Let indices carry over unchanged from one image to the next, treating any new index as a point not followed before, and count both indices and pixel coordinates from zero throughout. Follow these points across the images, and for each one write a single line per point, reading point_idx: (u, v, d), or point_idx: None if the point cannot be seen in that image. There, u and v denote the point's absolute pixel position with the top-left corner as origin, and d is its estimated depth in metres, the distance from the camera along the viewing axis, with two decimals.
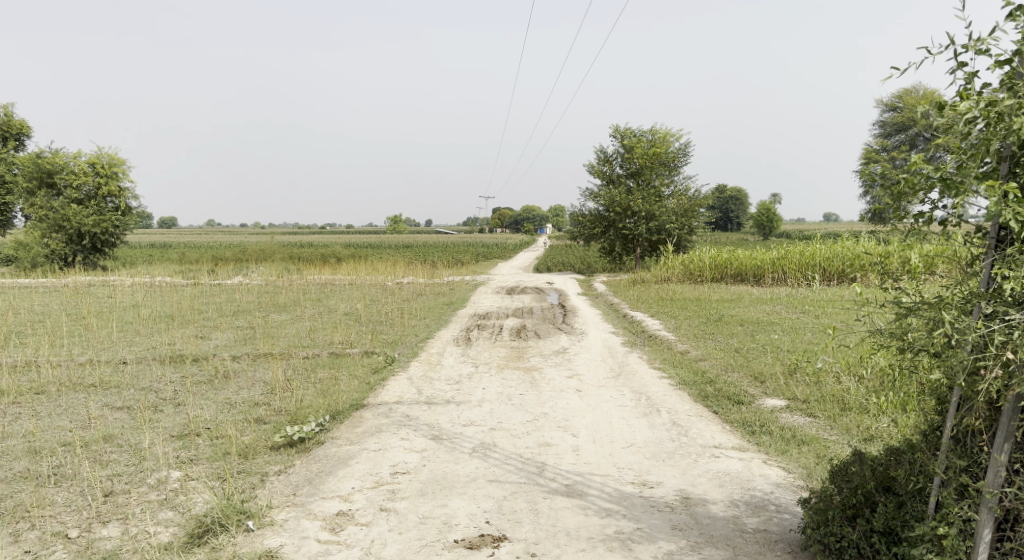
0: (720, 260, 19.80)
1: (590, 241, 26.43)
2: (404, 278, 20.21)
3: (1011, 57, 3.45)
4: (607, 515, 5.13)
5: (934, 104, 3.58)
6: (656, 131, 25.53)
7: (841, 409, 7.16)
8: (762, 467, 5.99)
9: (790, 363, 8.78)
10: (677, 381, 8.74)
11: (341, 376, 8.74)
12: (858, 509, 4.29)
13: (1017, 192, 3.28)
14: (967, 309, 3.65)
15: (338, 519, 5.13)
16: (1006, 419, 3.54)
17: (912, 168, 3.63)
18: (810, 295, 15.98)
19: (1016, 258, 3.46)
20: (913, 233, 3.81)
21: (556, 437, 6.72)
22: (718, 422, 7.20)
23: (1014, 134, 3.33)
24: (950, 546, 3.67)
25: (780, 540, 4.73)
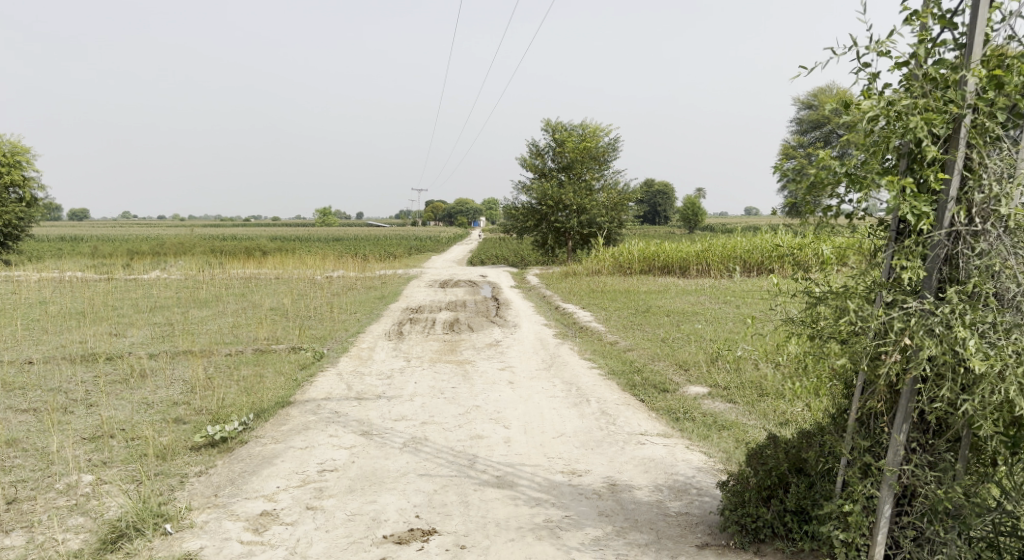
0: (648, 253, 20.25)
1: (522, 234, 26.56)
2: (333, 271, 19.82)
3: (909, 59, 3.64)
4: (536, 504, 5.19)
5: (840, 103, 3.76)
6: (586, 125, 25.91)
7: (758, 394, 7.48)
8: (685, 452, 6.19)
9: (712, 352, 9.10)
10: (606, 371, 8.93)
11: (266, 373, 8.52)
12: (773, 490, 4.47)
13: (913, 187, 3.48)
14: (871, 297, 3.85)
15: (261, 519, 5.01)
16: (905, 401, 3.71)
17: (818, 163, 3.82)
18: (732, 285, 16.58)
19: (914, 249, 3.65)
20: (822, 225, 3.99)
21: (488, 429, 6.75)
22: (645, 410, 7.39)
23: (911, 132, 3.51)
24: (855, 522, 3.87)
25: (701, 522, 4.89)
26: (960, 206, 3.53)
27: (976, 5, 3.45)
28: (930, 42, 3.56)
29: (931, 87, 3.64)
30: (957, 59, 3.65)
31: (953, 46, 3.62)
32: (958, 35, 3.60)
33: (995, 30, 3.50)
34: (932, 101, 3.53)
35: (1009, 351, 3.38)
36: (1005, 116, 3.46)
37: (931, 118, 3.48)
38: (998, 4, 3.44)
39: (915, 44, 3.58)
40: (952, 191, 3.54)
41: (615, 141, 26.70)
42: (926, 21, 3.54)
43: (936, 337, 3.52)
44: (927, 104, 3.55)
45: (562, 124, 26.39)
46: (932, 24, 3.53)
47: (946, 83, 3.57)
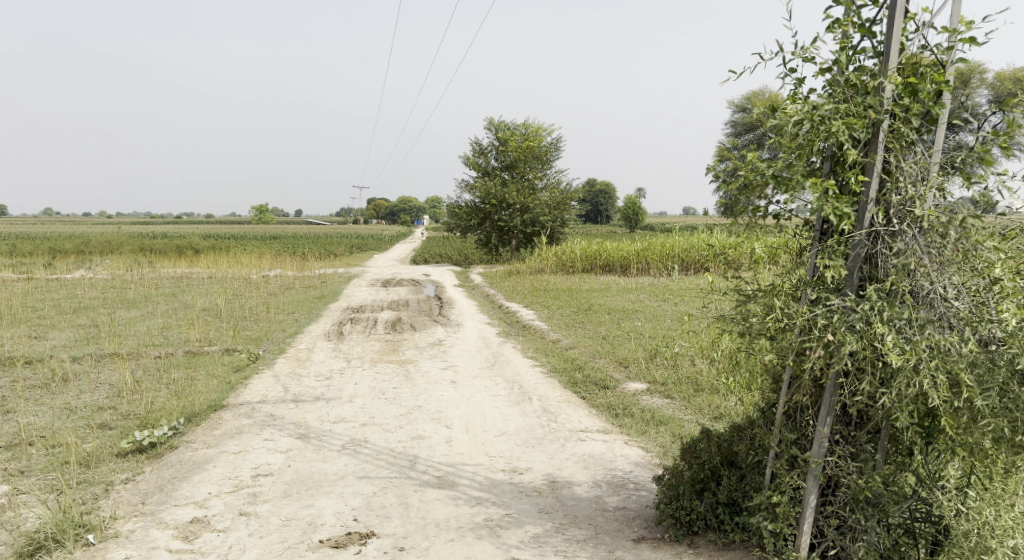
0: (590, 252, 20.50)
1: (465, 233, 26.48)
2: (270, 270, 19.34)
3: (831, 65, 3.77)
4: (477, 503, 5.18)
5: (768, 107, 3.88)
6: (528, 124, 26.08)
7: (694, 390, 7.68)
8: (623, 447, 6.29)
9: (651, 349, 9.28)
10: (548, 369, 8.99)
11: (198, 376, 8.24)
12: (706, 483, 4.58)
13: (834, 188, 3.61)
14: (797, 295, 3.98)
15: (192, 526, 4.85)
16: (829, 395, 3.84)
17: (746, 164, 3.94)
18: (671, 283, 16.96)
19: (836, 248, 3.80)
20: (752, 225, 4.10)
21: (429, 429, 6.71)
22: (585, 407, 7.47)
23: (833, 136, 3.65)
24: (782, 513, 4.00)
25: (637, 516, 4.97)
26: (879, 208, 3.67)
27: (892, 15, 3.61)
28: (851, 50, 3.71)
29: (852, 93, 3.78)
30: (876, 67, 3.80)
31: (872, 54, 3.76)
32: (877, 43, 3.75)
33: (910, 39, 3.67)
34: (853, 106, 3.67)
35: (923, 346, 3.51)
36: (919, 122, 3.63)
37: (852, 123, 3.62)
38: (912, 15, 3.60)
39: (837, 51, 3.72)
40: (872, 193, 3.68)
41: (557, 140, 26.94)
42: (846, 29, 3.68)
43: (856, 333, 3.66)
44: (848, 109, 3.69)
45: (504, 123, 26.47)
46: (853, 32, 3.67)
47: (866, 90, 3.72)
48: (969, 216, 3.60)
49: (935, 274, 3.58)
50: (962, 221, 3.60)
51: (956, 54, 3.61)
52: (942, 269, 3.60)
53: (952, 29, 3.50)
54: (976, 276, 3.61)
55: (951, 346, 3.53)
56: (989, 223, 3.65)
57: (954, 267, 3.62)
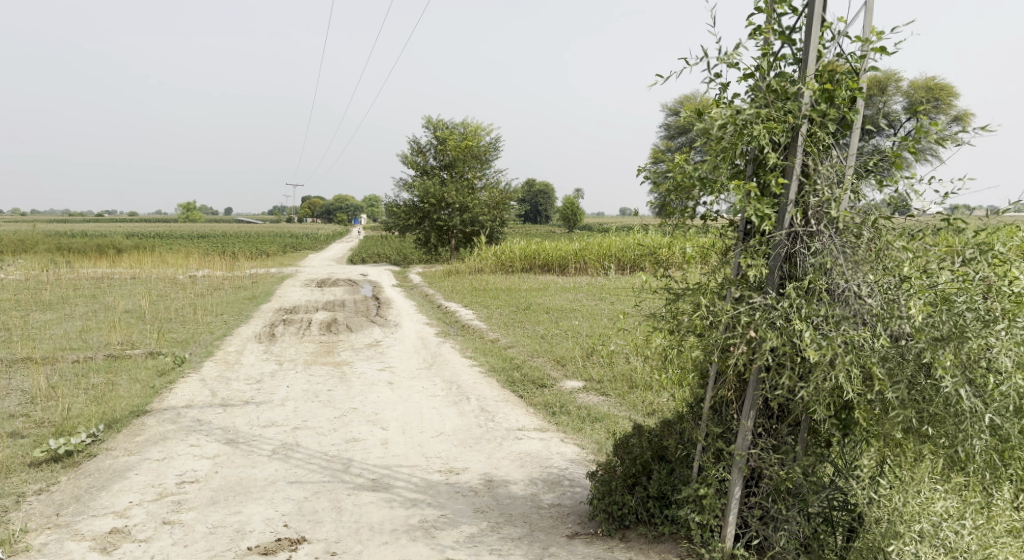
0: (529, 252, 20.62)
1: (404, 232, 26.19)
2: (198, 271, 18.67)
3: (754, 71, 3.90)
4: (412, 505, 5.14)
5: (694, 111, 3.99)
6: (467, 124, 26.05)
7: (629, 386, 7.82)
8: (559, 445, 6.36)
9: (588, 347, 9.41)
10: (486, 368, 9.00)
11: (119, 380, 7.89)
12: (637, 477, 4.66)
13: (756, 190, 3.74)
14: (722, 293, 4.09)
15: (110, 537, 4.64)
16: (753, 389, 3.99)
17: (674, 166, 4.05)
18: (608, 282, 17.25)
19: (758, 248, 3.95)
20: (680, 226, 4.22)
21: (364, 432, 6.62)
22: (523, 406, 7.52)
23: (755, 139, 3.78)
24: (708, 505, 4.13)
25: (571, 513, 5.03)
26: (797, 209, 3.83)
27: (810, 23, 3.74)
28: (772, 56, 3.84)
29: (774, 98, 3.92)
30: (797, 73, 3.94)
31: (792, 61, 3.90)
32: (797, 50, 3.89)
33: (827, 47, 3.82)
34: (774, 111, 3.80)
35: (838, 342, 3.64)
36: (835, 127, 3.78)
37: (772, 127, 3.76)
38: (828, 24, 3.74)
39: (759, 57, 3.84)
40: (791, 195, 3.83)
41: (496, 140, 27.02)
42: (768, 36, 3.80)
43: (777, 329, 3.80)
44: (769, 114, 3.82)
45: (442, 122, 26.35)
46: (774, 39, 3.80)
47: (786, 95, 3.86)
48: (880, 218, 3.80)
49: (850, 273, 3.74)
50: (874, 222, 3.80)
51: (869, 62, 3.79)
52: (856, 269, 3.75)
53: (865, 39, 3.66)
54: (888, 275, 3.76)
55: (864, 341, 3.66)
56: (898, 223, 3.83)
57: (867, 266, 3.78)
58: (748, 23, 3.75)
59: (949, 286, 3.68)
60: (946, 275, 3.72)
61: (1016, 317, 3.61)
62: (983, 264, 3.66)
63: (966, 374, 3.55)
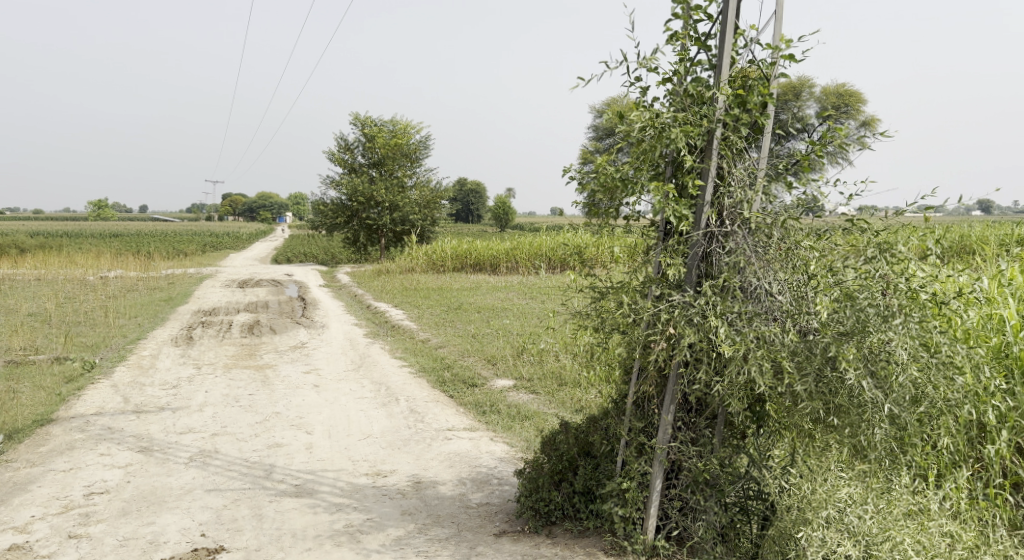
0: (460, 251, 20.58)
1: (332, 231, 25.65)
2: (109, 272, 17.76)
3: (672, 76, 4.01)
4: (337, 510, 5.04)
5: (616, 114, 4.07)
6: (396, 121, 25.77)
7: (558, 384, 7.91)
8: (489, 444, 6.36)
9: (518, 346, 9.46)
10: (416, 369, 8.92)
11: (21, 388, 7.44)
12: (564, 473, 4.71)
13: (673, 192, 3.86)
14: (644, 292, 4.19)
15: (9, 554, 4.36)
16: (673, 384, 4.11)
17: (597, 167, 4.12)
18: (539, 281, 17.39)
19: (677, 247, 4.07)
20: (603, 225, 4.30)
21: (288, 437, 6.45)
22: (453, 406, 7.49)
23: (672, 142, 3.89)
24: (631, 498, 4.23)
25: (499, 511, 5.04)
26: (713, 210, 3.97)
27: (723, 30, 3.87)
28: (688, 61, 3.95)
29: (690, 103, 4.04)
30: (712, 79, 4.07)
31: (707, 67, 4.02)
32: (712, 57, 4.02)
33: (739, 54, 3.96)
34: (690, 115, 3.92)
35: (751, 337, 3.78)
36: (747, 132, 3.93)
37: (689, 131, 3.87)
38: (740, 32, 3.88)
39: (676, 62, 3.94)
40: (706, 196, 3.97)
41: (426, 138, 26.82)
42: (684, 42, 3.90)
43: (694, 326, 3.92)
44: (686, 118, 3.93)
45: (371, 119, 25.95)
46: (690, 45, 3.90)
47: (702, 99, 3.99)
48: (789, 219, 3.97)
49: (761, 272, 3.89)
50: (783, 223, 3.98)
51: (778, 69, 3.94)
52: (768, 268, 3.91)
53: (775, 46, 3.81)
54: (797, 273, 3.93)
55: (774, 336, 3.81)
56: (805, 224, 4.03)
57: (778, 265, 3.94)
58: (665, 28, 3.84)
59: (852, 284, 3.86)
60: (850, 273, 3.91)
61: (911, 313, 3.81)
62: (883, 262, 3.86)
63: (868, 366, 3.73)
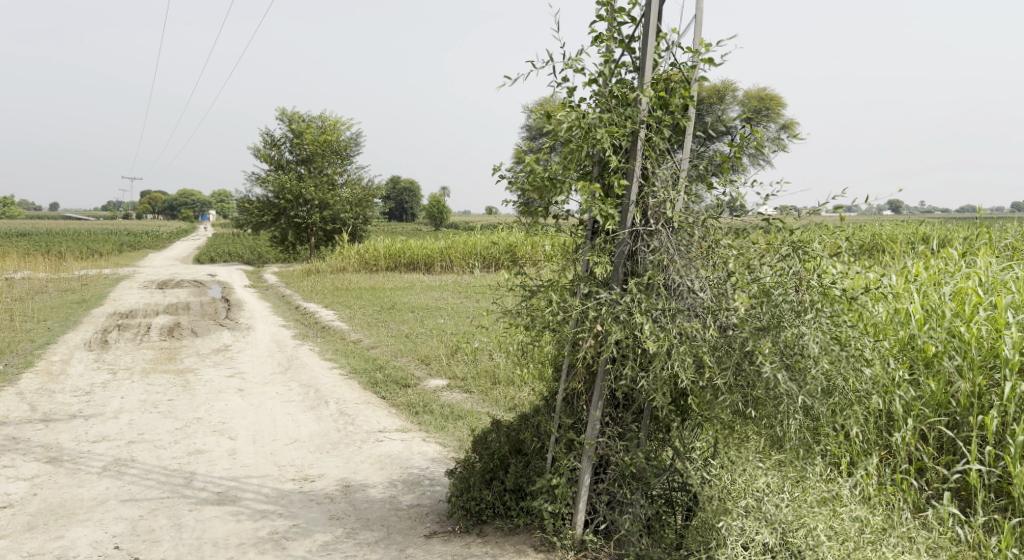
0: (393, 250, 20.37)
1: (259, 230, 24.92)
2: (14, 273, 16.72)
3: (597, 77, 4.06)
4: (261, 517, 4.90)
5: (543, 113, 4.10)
6: (325, 117, 25.30)
7: (492, 383, 7.92)
8: (421, 445, 6.31)
9: (452, 345, 9.43)
10: (347, 370, 8.77)
11: None
12: (495, 472, 4.70)
13: (599, 192, 3.93)
14: (572, 290, 4.24)
15: None
16: (601, 380, 4.18)
17: (526, 167, 4.15)
18: (474, 280, 17.40)
19: (604, 246, 4.13)
20: (533, 224, 4.33)
21: (210, 443, 6.23)
22: (385, 407, 7.40)
23: (598, 143, 3.95)
24: (561, 494, 4.26)
25: (430, 512, 5.00)
26: (638, 209, 4.06)
27: (646, 34, 3.95)
28: (614, 62, 4.01)
29: (615, 104, 4.11)
30: (636, 81, 4.15)
31: (632, 68, 4.10)
32: (635, 59, 4.09)
33: (662, 57, 4.05)
34: (615, 116, 3.99)
35: (673, 333, 3.88)
36: (669, 132, 4.03)
37: (614, 131, 3.94)
38: (662, 35, 3.96)
39: (601, 64, 4.01)
40: (631, 196, 4.05)
41: (357, 135, 26.42)
42: (609, 44, 3.96)
43: (620, 323, 3.99)
44: (611, 119, 4.01)
45: (299, 115, 25.37)
46: (614, 47, 3.96)
47: (626, 101, 4.06)
48: (709, 218, 4.10)
49: (684, 270, 4.00)
50: (704, 222, 4.10)
51: (698, 72, 4.05)
52: (690, 265, 4.02)
53: (695, 50, 3.91)
54: (717, 270, 4.05)
55: (695, 332, 3.92)
56: (725, 223, 4.15)
57: (699, 263, 4.05)
58: (590, 30, 3.90)
59: (769, 281, 4.01)
60: (767, 271, 4.05)
61: (822, 308, 3.98)
62: (796, 260, 4.02)
63: (783, 359, 3.88)
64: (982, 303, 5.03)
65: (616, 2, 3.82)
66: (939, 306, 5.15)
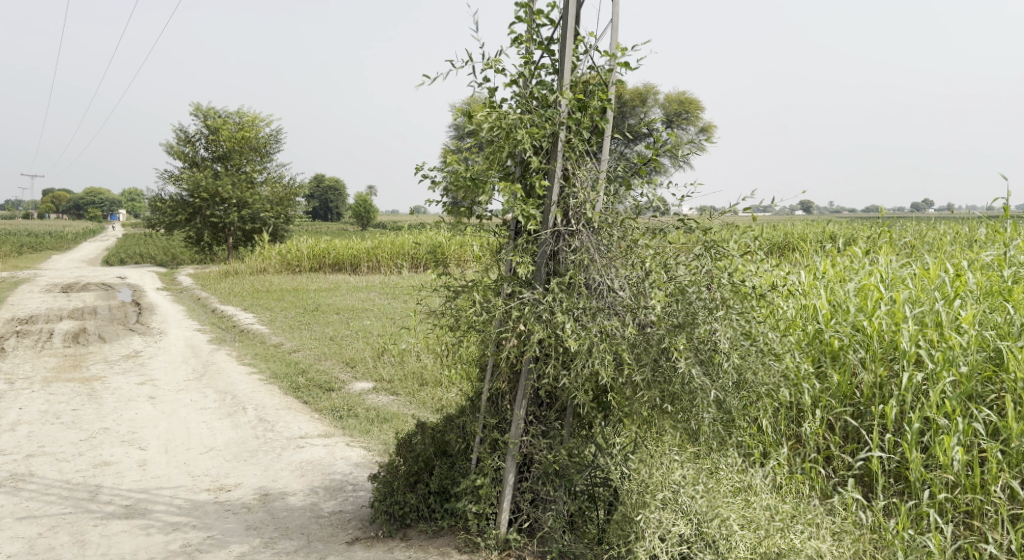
0: (317, 250, 19.93)
1: (172, 230, 23.88)
2: None
3: (518, 78, 4.08)
4: (173, 529, 4.70)
5: (465, 113, 4.10)
6: (243, 114, 24.51)
7: (419, 384, 7.85)
8: (344, 450, 6.19)
9: (378, 347, 9.29)
10: (267, 375, 8.51)
11: None
12: (419, 474, 4.65)
13: (520, 192, 3.94)
14: (496, 290, 4.23)
15: None
16: (525, 380, 4.21)
17: (448, 167, 4.13)
18: (401, 280, 17.23)
19: (526, 246, 4.15)
20: (457, 224, 4.31)
21: (118, 454, 5.93)
22: (307, 412, 7.22)
23: (520, 143, 3.97)
24: (485, 494, 4.26)
25: (352, 518, 4.91)
26: (559, 210, 4.10)
27: (564, 37, 3.99)
28: (534, 63, 4.04)
29: (535, 105, 4.14)
30: (556, 82, 4.19)
31: (551, 71, 4.14)
32: (555, 61, 4.13)
33: (581, 60, 4.10)
34: (535, 117, 4.01)
35: (594, 331, 3.94)
36: (588, 134, 4.10)
37: (534, 132, 3.96)
38: (580, 38, 4.02)
39: (522, 65, 4.03)
40: (552, 197, 4.09)
41: (278, 132, 25.72)
42: (528, 45, 3.99)
43: (542, 322, 4.01)
44: (532, 120, 4.02)
45: (215, 110, 24.49)
46: (534, 49, 3.99)
47: (546, 103, 4.10)
48: (627, 219, 4.18)
49: (604, 269, 4.07)
50: (622, 222, 4.17)
51: (615, 75, 4.13)
52: (610, 265, 4.09)
53: (611, 54, 3.99)
54: (635, 269, 4.13)
55: (615, 330, 4.00)
56: (642, 223, 4.26)
57: (619, 262, 4.13)
58: (509, 31, 3.91)
59: (684, 279, 4.12)
60: (683, 270, 4.16)
61: (733, 305, 4.13)
62: (708, 259, 4.15)
63: (697, 355, 4.01)
64: (883, 298, 5.31)
65: (534, 3, 3.84)
66: (844, 302, 5.43)
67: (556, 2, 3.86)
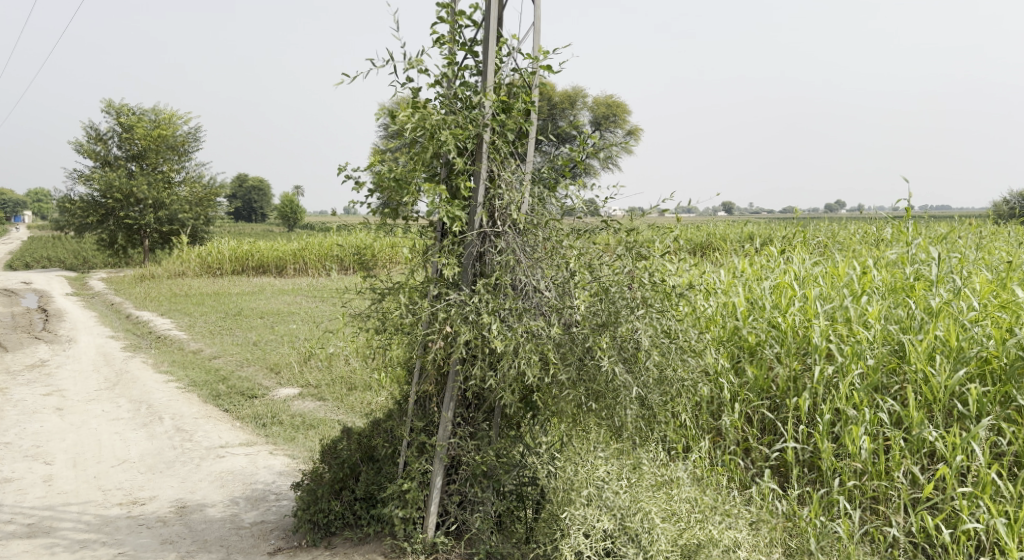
0: (239, 252, 19.33)
1: (82, 232, 22.67)
2: None
3: (441, 79, 4.06)
4: (80, 547, 4.46)
5: (388, 113, 4.04)
6: (160, 111, 23.54)
7: (346, 389, 7.71)
8: (267, 458, 6.02)
9: (304, 351, 9.08)
10: (186, 383, 8.19)
11: None
12: (345, 481, 4.56)
13: (444, 194, 3.93)
14: (423, 292, 4.19)
15: None
16: (452, 382, 4.19)
17: (373, 168, 4.07)
18: (329, 283, 16.91)
19: (452, 247, 4.13)
20: (382, 225, 4.25)
21: (20, 470, 5.59)
22: (228, 421, 6.98)
23: (444, 143, 3.95)
24: (412, 498, 4.22)
25: (275, 528, 4.78)
26: (484, 211, 4.10)
27: (486, 39, 4.00)
28: (457, 64, 4.03)
29: (459, 106, 4.14)
30: (479, 84, 4.18)
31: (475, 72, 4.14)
32: (478, 63, 4.14)
33: (504, 62, 4.11)
34: (459, 118, 4.00)
35: (520, 332, 3.95)
36: (512, 135, 4.12)
37: (458, 133, 3.94)
38: (503, 41, 4.03)
39: (445, 66, 4.02)
40: (478, 198, 4.09)
41: (197, 131, 24.83)
42: (451, 46, 3.98)
43: (469, 323, 4.00)
44: (455, 121, 4.01)
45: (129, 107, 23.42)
46: (456, 50, 3.98)
47: (470, 104, 4.09)
48: (552, 220, 4.22)
49: (529, 270, 4.09)
50: (547, 223, 4.20)
51: (538, 78, 4.16)
52: (536, 265, 4.12)
53: (534, 57, 4.01)
54: (561, 270, 4.17)
55: (541, 330, 4.02)
56: (568, 224, 4.30)
57: (544, 263, 4.16)
58: (431, 32, 3.89)
59: (607, 279, 4.19)
60: (607, 270, 4.22)
61: (654, 304, 4.21)
62: (629, 259, 4.24)
63: (620, 353, 4.09)
64: (796, 296, 5.54)
65: (456, 5, 3.84)
66: (760, 300, 5.63)
67: (478, 3, 3.86)
